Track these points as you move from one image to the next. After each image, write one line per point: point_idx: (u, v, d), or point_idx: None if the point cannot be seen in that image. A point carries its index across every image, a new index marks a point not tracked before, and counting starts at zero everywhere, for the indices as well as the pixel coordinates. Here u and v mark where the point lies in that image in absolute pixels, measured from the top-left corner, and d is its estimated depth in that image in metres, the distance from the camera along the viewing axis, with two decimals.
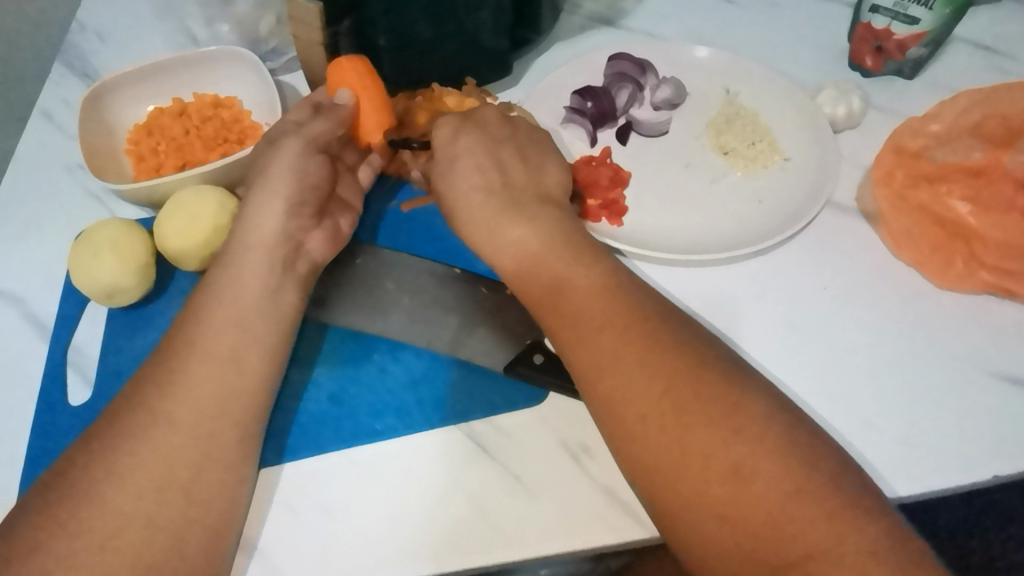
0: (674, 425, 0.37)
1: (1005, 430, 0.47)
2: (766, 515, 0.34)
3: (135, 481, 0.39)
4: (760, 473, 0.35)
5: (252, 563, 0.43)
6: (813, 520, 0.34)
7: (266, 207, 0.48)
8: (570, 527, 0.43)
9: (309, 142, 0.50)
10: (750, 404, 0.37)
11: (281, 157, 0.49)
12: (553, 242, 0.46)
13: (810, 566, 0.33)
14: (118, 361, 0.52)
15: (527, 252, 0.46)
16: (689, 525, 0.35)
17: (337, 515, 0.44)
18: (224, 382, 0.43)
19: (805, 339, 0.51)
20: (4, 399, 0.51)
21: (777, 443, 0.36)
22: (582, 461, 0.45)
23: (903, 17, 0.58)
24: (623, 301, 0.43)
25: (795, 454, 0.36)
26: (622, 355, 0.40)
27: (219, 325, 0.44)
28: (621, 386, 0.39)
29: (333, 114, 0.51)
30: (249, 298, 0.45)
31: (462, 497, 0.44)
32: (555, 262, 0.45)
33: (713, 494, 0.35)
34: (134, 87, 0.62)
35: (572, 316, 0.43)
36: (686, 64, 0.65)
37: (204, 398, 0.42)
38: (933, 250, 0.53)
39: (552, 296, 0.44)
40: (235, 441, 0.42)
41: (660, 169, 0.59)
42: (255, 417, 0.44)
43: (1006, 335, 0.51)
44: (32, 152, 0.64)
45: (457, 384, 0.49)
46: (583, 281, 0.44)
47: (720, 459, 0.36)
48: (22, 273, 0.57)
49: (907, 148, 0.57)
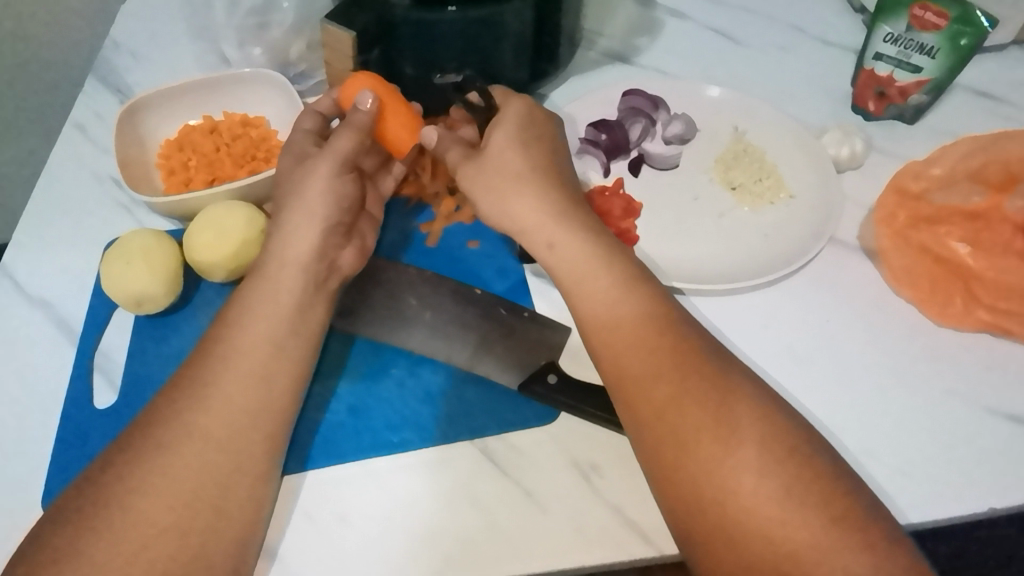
0: (714, 463, 0.38)
1: (1000, 466, 0.49)
2: (809, 539, 0.36)
3: (160, 488, 0.40)
4: (802, 500, 0.37)
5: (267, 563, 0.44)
6: (846, 546, 0.36)
7: (297, 227, 0.50)
8: (581, 543, 0.44)
9: (338, 160, 0.52)
10: (779, 441, 0.39)
11: (312, 177, 0.51)
12: (595, 260, 0.47)
13: None
14: (143, 367, 0.54)
15: (572, 265, 0.47)
16: (736, 549, 0.36)
17: (358, 525, 0.45)
18: (244, 396, 0.44)
19: (811, 370, 0.53)
20: (33, 399, 0.52)
21: (813, 471, 0.38)
22: (591, 479, 0.46)
23: (906, 65, 0.63)
24: (671, 330, 0.44)
25: (824, 481, 0.38)
26: (671, 380, 0.42)
27: (245, 339, 0.46)
28: (670, 411, 0.41)
29: (354, 121, 0.52)
30: (281, 316, 0.47)
31: (485, 515, 0.45)
32: (599, 284, 0.46)
33: (747, 531, 0.36)
34: (165, 105, 0.65)
35: (617, 340, 0.44)
36: (697, 101, 0.68)
37: (229, 409, 0.43)
38: (932, 289, 0.55)
39: (597, 318, 0.46)
40: (261, 452, 0.44)
41: (669, 201, 0.62)
42: (276, 428, 0.45)
43: (1002, 374, 0.52)
44: (65, 162, 0.66)
45: (472, 401, 0.50)
46: (631, 308, 0.45)
47: (765, 484, 0.37)
48: (49, 279, 0.59)
49: (908, 190, 0.59)
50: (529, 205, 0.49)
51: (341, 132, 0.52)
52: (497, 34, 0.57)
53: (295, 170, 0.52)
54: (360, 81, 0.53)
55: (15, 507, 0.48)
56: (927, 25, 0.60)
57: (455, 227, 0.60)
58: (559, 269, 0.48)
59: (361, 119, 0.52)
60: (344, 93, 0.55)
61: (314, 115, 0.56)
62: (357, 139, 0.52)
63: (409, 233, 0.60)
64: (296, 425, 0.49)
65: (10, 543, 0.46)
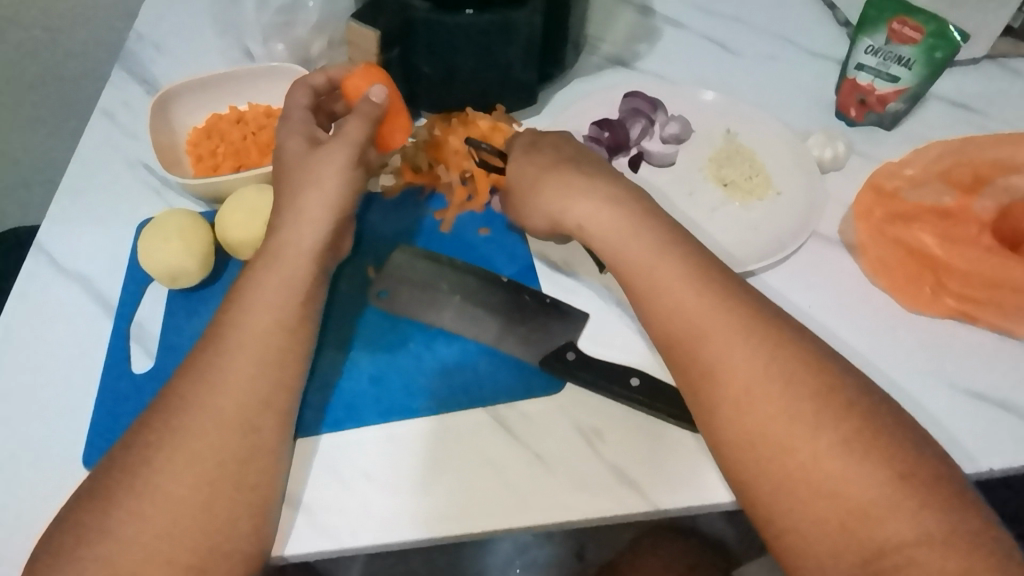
0: (773, 433, 0.42)
1: (968, 437, 0.52)
2: (869, 497, 0.39)
3: (196, 439, 0.44)
4: (862, 458, 0.40)
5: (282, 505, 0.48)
6: (911, 506, 0.39)
7: (314, 202, 0.53)
8: (582, 498, 0.48)
9: (352, 146, 0.55)
10: (808, 396, 0.43)
11: (328, 161, 0.54)
12: (630, 231, 0.52)
13: (896, 548, 0.38)
14: (176, 337, 0.57)
15: (612, 234, 0.52)
16: (796, 503, 0.41)
17: (381, 481, 0.49)
18: (260, 359, 0.48)
19: (852, 330, 0.57)
20: (75, 363, 0.56)
21: (868, 430, 0.41)
22: (593, 444, 0.50)
23: (885, 75, 0.68)
24: (724, 302, 0.47)
25: (861, 440, 0.41)
26: (732, 338, 0.45)
27: (261, 307, 0.49)
28: (731, 367, 0.45)
29: (365, 109, 0.55)
30: (294, 288, 0.51)
31: (518, 473, 0.49)
32: (642, 251, 0.50)
33: (809, 483, 0.40)
34: (195, 96, 0.69)
35: (669, 302, 0.48)
36: (692, 105, 0.73)
37: (247, 368, 0.47)
38: (906, 279, 0.59)
39: (644, 283, 0.50)
40: (278, 410, 0.48)
41: (666, 196, 0.67)
42: (287, 389, 0.49)
43: (971, 357, 0.55)
44: (96, 147, 0.70)
45: (482, 371, 0.54)
46: (678, 271, 0.49)
47: (824, 438, 0.41)
48: (83, 254, 0.62)
49: (884, 189, 0.64)
50: (557, 200, 0.55)
51: (352, 118, 0.55)
52: (509, 37, 0.62)
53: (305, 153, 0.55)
54: (370, 78, 0.58)
55: (64, 462, 0.52)
56: (904, 39, 0.64)
57: (468, 215, 0.65)
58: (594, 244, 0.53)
59: (371, 108, 0.56)
60: (348, 86, 0.59)
61: (306, 90, 0.59)
62: (368, 124, 0.55)
63: (424, 220, 0.65)
64: (308, 383, 0.53)
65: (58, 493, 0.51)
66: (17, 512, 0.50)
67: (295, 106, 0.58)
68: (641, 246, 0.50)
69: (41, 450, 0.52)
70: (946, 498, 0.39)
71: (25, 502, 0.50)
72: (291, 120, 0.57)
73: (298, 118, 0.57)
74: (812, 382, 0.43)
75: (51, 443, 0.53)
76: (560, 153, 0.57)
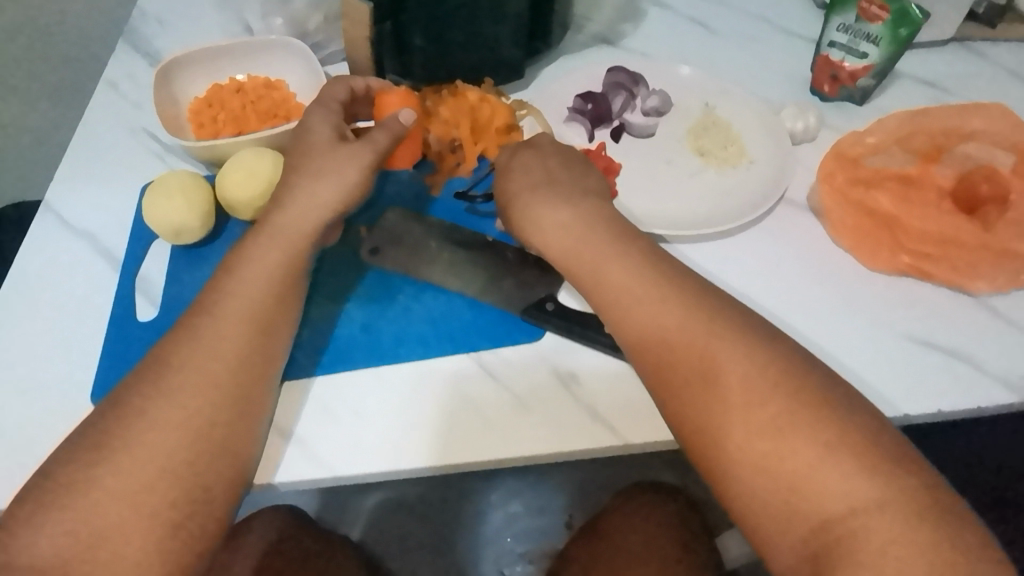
0: (711, 412, 0.44)
1: (919, 382, 0.55)
2: (802, 465, 0.41)
3: (194, 369, 0.47)
4: (792, 430, 0.42)
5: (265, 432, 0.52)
6: (836, 474, 0.40)
7: (328, 191, 0.55)
8: (558, 434, 0.52)
9: (375, 154, 0.57)
10: (747, 350, 0.45)
11: (351, 164, 0.56)
12: (585, 231, 0.54)
13: (823, 478, 0.40)
14: (179, 290, 0.61)
15: (568, 233, 0.54)
16: (738, 478, 0.42)
17: (369, 418, 0.53)
18: (259, 301, 0.51)
19: (802, 288, 0.61)
20: (84, 312, 0.60)
21: (806, 384, 0.43)
22: (569, 385, 0.54)
23: (855, 52, 0.72)
24: (660, 284, 0.50)
25: (804, 380, 0.43)
26: (671, 325, 0.48)
27: (260, 255, 0.53)
28: (671, 353, 0.47)
29: (394, 125, 0.58)
30: (291, 237, 0.54)
31: (497, 413, 0.53)
32: (590, 247, 0.53)
33: (746, 459, 0.42)
34: (196, 68, 0.72)
35: (613, 295, 0.51)
36: (672, 81, 0.76)
37: (247, 309, 0.50)
38: (867, 238, 0.62)
39: (590, 281, 0.52)
40: (271, 347, 0.51)
41: (646, 164, 0.70)
42: (279, 328, 0.52)
43: (922, 310, 0.59)
44: (101, 116, 0.73)
45: (468, 321, 0.57)
46: (620, 266, 0.51)
47: (759, 414, 0.43)
48: (90, 214, 0.65)
49: (847, 155, 0.68)
50: (529, 204, 0.57)
51: (381, 130, 0.58)
52: (498, 16, 0.66)
53: (328, 150, 0.56)
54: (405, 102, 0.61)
55: (71, 400, 0.55)
56: (872, 17, 0.69)
57: (457, 181, 0.69)
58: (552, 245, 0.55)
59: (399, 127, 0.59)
60: (382, 100, 0.62)
61: (345, 87, 0.61)
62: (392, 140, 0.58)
63: (414, 185, 0.68)
64: (302, 329, 0.57)
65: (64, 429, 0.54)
66: (24, 446, 0.53)
67: (327, 100, 0.60)
68: (600, 230, 0.54)
69: (51, 390, 0.56)
70: (886, 423, 0.42)
71: (33, 437, 0.53)
72: (324, 111, 0.59)
73: (332, 111, 0.59)
74: (756, 331, 0.46)
75: (60, 384, 0.56)
76: (533, 157, 0.60)
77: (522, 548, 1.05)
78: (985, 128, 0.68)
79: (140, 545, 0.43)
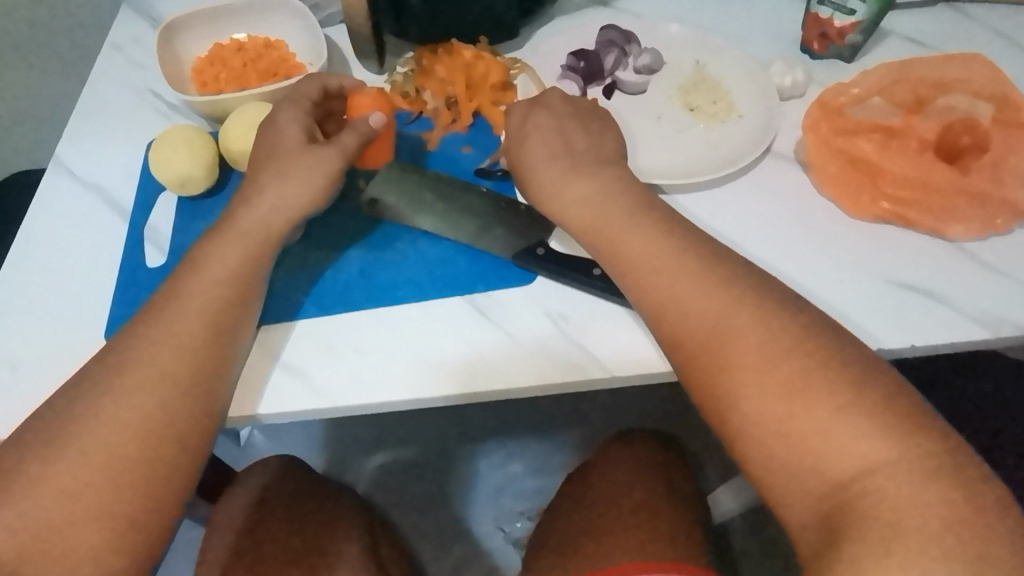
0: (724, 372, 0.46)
1: (897, 320, 0.58)
2: (813, 415, 0.42)
3: (188, 307, 0.52)
4: (810, 388, 0.43)
5: (269, 367, 0.55)
6: (853, 424, 0.41)
7: (295, 194, 0.56)
8: (548, 368, 0.54)
9: (341, 158, 0.57)
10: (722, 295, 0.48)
11: (317, 167, 0.56)
12: (607, 200, 0.55)
13: (812, 411, 0.43)
14: (185, 238, 0.63)
15: (589, 202, 0.55)
16: (754, 431, 0.44)
17: (368, 354, 0.56)
18: (253, 246, 0.55)
19: (786, 234, 0.63)
20: (94, 258, 0.62)
21: (792, 323, 0.46)
22: (558, 324, 0.57)
23: (843, 9, 0.72)
24: (673, 243, 0.51)
25: (780, 316, 0.46)
26: (692, 292, 0.49)
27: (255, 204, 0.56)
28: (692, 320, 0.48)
29: (360, 127, 0.58)
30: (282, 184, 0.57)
31: (490, 350, 0.55)
32: (612, 216, 0.54)
33: (764, 416, 0.44)
34: (198, 29, 0.74)
35: (634, 262, 0.52)
36: (663, 39, 0.78)
37: (239, 254, 0.55)
38: (848, 186, 0.64)
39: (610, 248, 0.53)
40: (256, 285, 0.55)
41: (637, 120, 0.72)
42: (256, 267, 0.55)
43: (902, 253, 0.61)
44: (107, 77, 0.75)
45: (462, 267, 0.60)
46: (641, 235, 0.52)
47: (774, 373, 0.44)
48: (98, 169, 0.68)
49: (831, 105, 0.70)
50: (544, 174, 0.58)
51: (348, 133, 0.57)
52: None
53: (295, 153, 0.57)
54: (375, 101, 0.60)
55: (81, 337, 0.57)
56: None
57: (452, 135, 0.70)
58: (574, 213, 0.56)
59: (366, 128, 0.58)
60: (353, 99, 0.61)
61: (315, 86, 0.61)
62: (359, 143, 0.58)
63: (411, 141, 0.70)
64: (304, 273, 0.60)
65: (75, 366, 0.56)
66: (38, 381, 0.55)
67: (299, 98, 0.60)
68: (617, 194, 0.55)
69: (62, 330, 0.58)
70: (852, 348, 0.45)
71: (46, 373, 0.56)
72: (296, 109, 0.60)
73: (303, 111, 0.60)
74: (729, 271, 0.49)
75: (71, 325, 0.58)
76: (545, 125, 0.60)
77: (522, 507, 1.08)
78: (962, 78, 0.70)
79: (154, 462, 0.46)
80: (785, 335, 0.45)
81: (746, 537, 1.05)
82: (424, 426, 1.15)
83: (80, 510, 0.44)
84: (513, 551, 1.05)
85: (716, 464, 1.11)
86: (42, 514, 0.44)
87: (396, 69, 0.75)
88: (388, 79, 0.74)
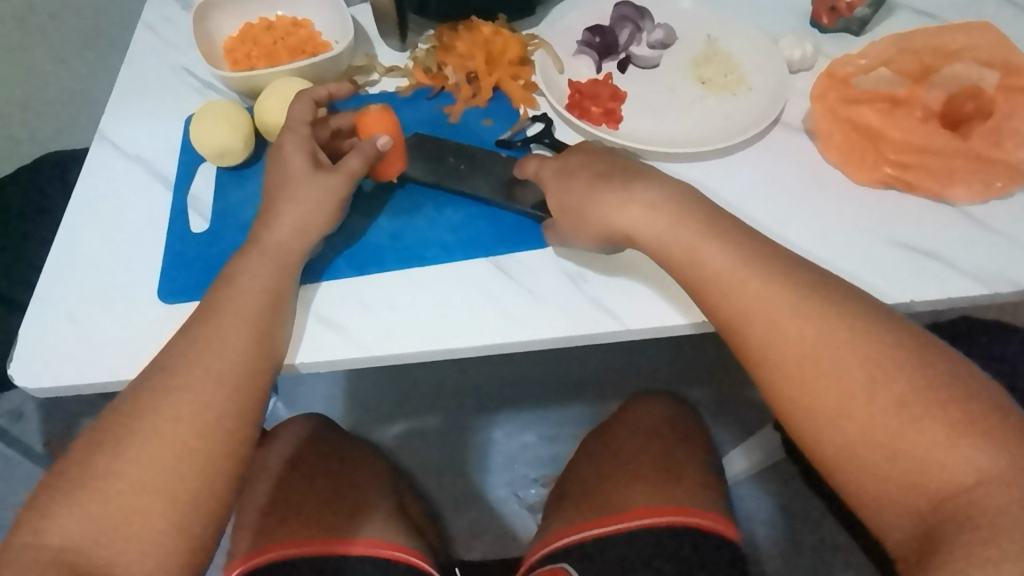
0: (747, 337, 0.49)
1: (898, 278, 0.60)
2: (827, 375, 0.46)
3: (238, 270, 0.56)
4: (827, 353, 0.47)
5: (308, 319, 0.59)
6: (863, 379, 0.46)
7: (317, 193, 0.59)
8: (567, 322, 0.58)
9: (350, 177, 0.60)
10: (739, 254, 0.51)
11: (326, 186, 0.59)
12: (674, 217, 0.54)
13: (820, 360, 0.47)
14: (225, 205, 0.67)
15: (655, 223, 0.54)
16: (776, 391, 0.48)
17: (398, 309, 0.60)
18: (300, 211, 0.59)
19: (793, 198, 0.66)
20: (141, 223, 0.66)
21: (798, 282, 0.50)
22: (577, 282, 0.60)
23: None
24: (702, 223, 0.53)
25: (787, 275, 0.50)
26: (737, 283, 0.50)
27: (300, 171, 0.60)
28: (735, 301, 0.50)
29: (366, 149, 0.61)
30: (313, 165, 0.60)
31: (512, 306, 0.59)
32: (682, 230, 0.53)
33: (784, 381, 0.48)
34: (230, 10, 0.78)
35: (708, 278, 0.52)
36: (676, 14, 0.81)
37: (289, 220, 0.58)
38: (854, 152, 0.67)
39: (687, 269, 0.53)
40: (295, 246, 0.58)
41: (650, 92, 0.75)
42: (298, 230, 0.58)
43: (905, 216, 0.64)
44: (145, 55, 0.79)
45: (486, 231, 0.64)
46: (698, 236, 0.53)
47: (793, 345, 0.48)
48: (141, 142, 0.72)
49: (838, 75, 0.73)
50: (605, 212, 0.56)
51: (352, 155, 0.60)
52: None
53: (304, 176, 0.60)
54: (379, 123, 0.63)
55: (134, 295, 0.61)
56: None
57: (473, 109, 0.74)
58: (642, 234, 0.55)
59: (372, 150, 0.61)
60: (360, 121, 0.64)
61: (306, 102, 0.63)
62: (365, 163, 0.61)
63: (433, 113, 0.74)
64: (338, 235, 0.64)
65: (127, 321, 0.60)
66: (93, 334, 0.59)
67: (297, 125, 0.62)
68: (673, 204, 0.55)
69: (114, 289, 0.62)
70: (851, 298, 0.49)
71: (100, 326, 0.60)
72: (298, 136, 0.62)
73: (303, 137, 0.62)
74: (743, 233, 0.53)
75: (122, 284, 0.62)
76: (592, 156, 0.61)
77: (536, 474, 1.12)
78: (968, 46, 0.73)
79: (209, 401, 0.51)
80: (791, 287, 0.49)
81: (757, 500, 1.08)
82: (442, 397, 1.20)
83: (147, 443, 0.48)
84: (528, 515, 1.10)
85: (727, 430, 1.15)
86: (112, 444, 0.48)
87: (418, 46, 0.78)
88: (411, 55, 0.77)
